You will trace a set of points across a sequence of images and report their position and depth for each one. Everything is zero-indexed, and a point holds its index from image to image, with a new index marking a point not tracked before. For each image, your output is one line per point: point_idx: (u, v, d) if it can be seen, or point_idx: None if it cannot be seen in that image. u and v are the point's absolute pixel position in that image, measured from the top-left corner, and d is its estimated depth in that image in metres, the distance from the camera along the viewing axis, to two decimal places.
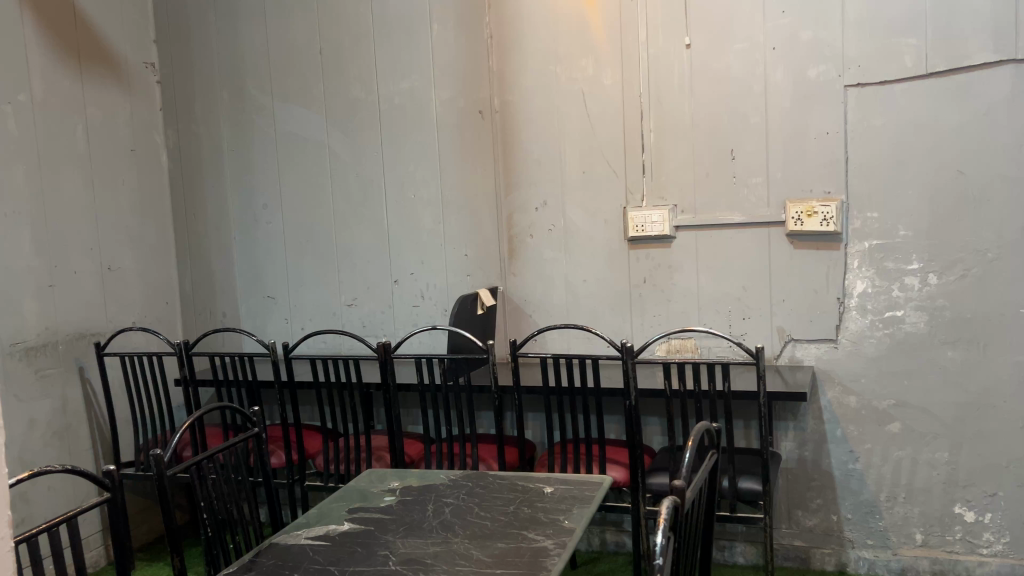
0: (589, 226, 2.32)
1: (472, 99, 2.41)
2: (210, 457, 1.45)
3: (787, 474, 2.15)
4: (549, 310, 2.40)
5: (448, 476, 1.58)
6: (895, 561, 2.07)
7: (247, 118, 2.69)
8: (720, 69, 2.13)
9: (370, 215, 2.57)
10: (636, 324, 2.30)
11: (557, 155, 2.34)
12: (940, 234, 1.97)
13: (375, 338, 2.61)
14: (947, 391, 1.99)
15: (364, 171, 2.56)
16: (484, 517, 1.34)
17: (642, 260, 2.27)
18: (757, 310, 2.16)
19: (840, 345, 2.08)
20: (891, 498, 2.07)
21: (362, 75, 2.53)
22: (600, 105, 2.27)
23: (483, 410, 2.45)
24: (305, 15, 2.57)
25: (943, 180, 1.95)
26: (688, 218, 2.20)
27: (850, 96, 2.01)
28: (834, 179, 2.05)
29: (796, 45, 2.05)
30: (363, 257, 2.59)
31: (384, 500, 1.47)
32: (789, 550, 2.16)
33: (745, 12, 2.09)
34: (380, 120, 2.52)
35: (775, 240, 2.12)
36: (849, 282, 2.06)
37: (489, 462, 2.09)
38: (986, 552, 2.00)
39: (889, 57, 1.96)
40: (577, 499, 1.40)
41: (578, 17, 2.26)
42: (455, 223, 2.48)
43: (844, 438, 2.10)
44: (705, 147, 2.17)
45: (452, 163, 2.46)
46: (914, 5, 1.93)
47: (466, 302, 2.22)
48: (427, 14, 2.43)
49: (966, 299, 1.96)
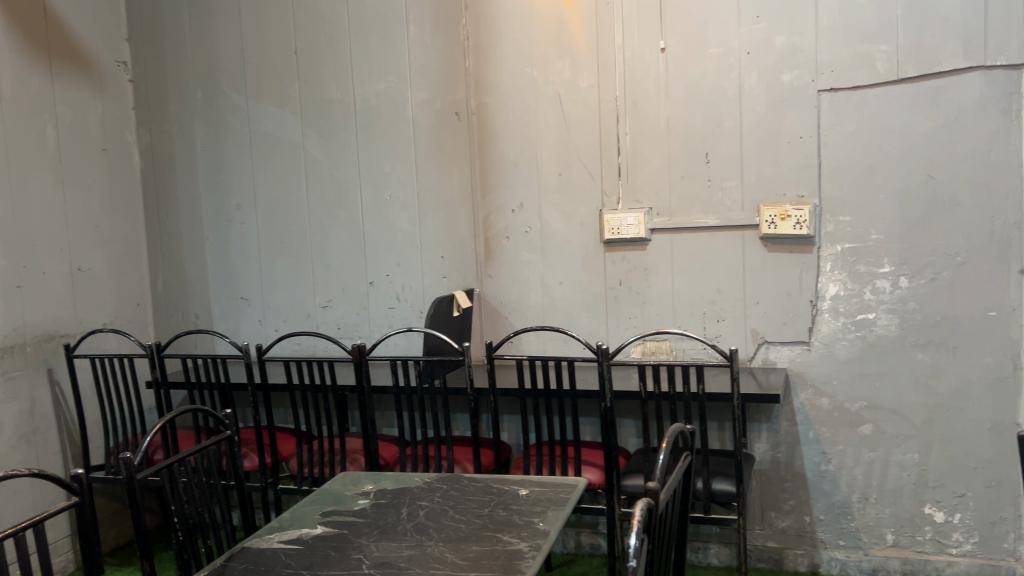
0: (565, 228, 2.33)
1: (448, 100, 2.41)
2: (181, 461, 1.43)
3: (760, 476, 2.17)
4: (525, 312, 2.40)
5: (423, 479, 1.57)
6: (866, 561, 2.09)
7: (221, 118, 2.66)
8: (696, 73, 2.14)
9: (345, 217, 2.56)
10: (611, 326, 2.31)
11: (533, 157, 2.34)
12: (910, 238, 1.99)
13: (350, 339, 2.60)
14: (918, 393, 2.02)
15: (340, 172, 2.55)
16: (459, 519, 1.34)
17: (618, 262, 2.28)
18: (731, 312, 2.18)
19: (813, 348, 2.10)
20: (863, 499, 2.09)
21: (337, 76, 2.51)
22: (576, 107, 2.27)
23: (459, 412, 2.44)
24: (280, 15, 2.55)
25: (914, 185, 1.98)
26: (664, 221, 2.21)
27: (824, 100, 2.03)
28: (807, 182, 2.07)
29: (769, 50, 2.07)
30: (338, 258, 2.58)
31: (358, 503, 1.46)
32: (762, 551, 2.17)
33: (719, 17, 2.10)
34: (356, 121, 2.51)
35: (749, 243, 2.14)
36: (822, 286, 2.08)
37: (465, 464, 2.08)
38: (956, 552, 2.02)
39: (861, 62, 1.99)
40: (551, 501, 1.40)
41: (555, 19, 2.26)
42: (431, 225, 2.47)
43: (816, 439, 2.11)
44: (680, 151, 2.18)
45: (428, 165, 2.46)
46: (886, 11, 1.95)
47: (442, 304, 2.21)
48: (403, 15, 2.42)
49: (937, 302, 1.98)
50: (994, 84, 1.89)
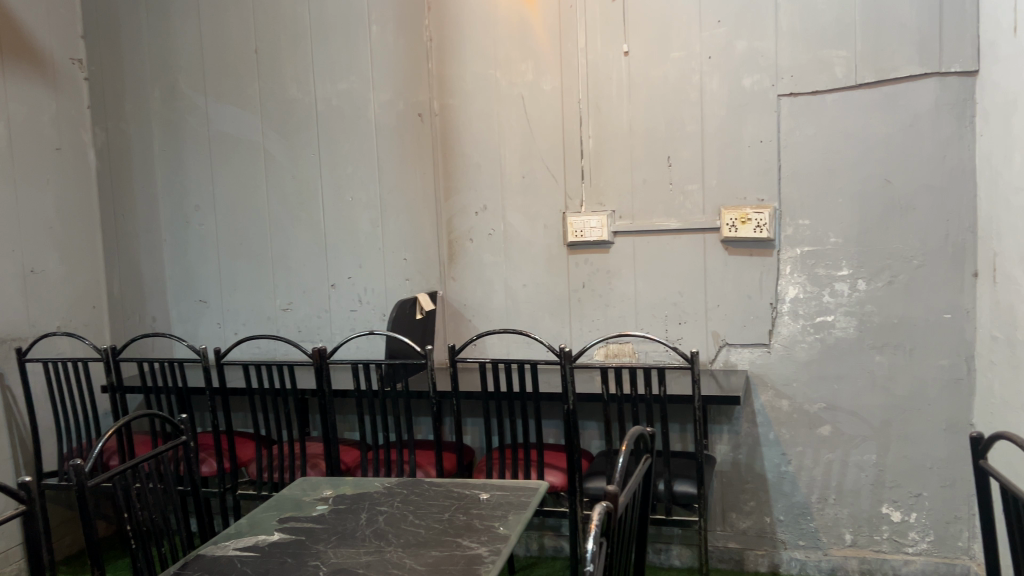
0: (528, 230, 2.32)
1: (411, 102, 2.39)
2: (136, 467, 1.39)
3: (722, 477, 2.18)
4: (488, 315, 2.39)
5: (383, 483, 1.55)
6: (826, 561, 2.11)
7: (179, 118, 2.62)
8: (658, 76, 2.15)
9: (306, 218, 2.53)
10: (575, 329, 2.31)
11: (496, 159, 2.33)
12: (868, 241, 2.02)
13: (310, 343, 2.56)
14: (875, 394, 2.04)
15: (300, 173, 2.51)
16: (419, 524, 1.32)
17: (581, 265, 2.28)
18: (693, 315, 2.19)
19: (773, 350, 2.11)
20: (822, 499, 2.11)
21: (298, 76, 2.48)
22: (539, 110, 2.27)
23: (421, 415, 2.42)
24: (240, 14, 2.51)
25: (871, 189, 2.00)
26: (627, 224, 2.22)
27: (784, 105, 2.05)
28: (767, 186, 2.09)
29: (730, 54, 2.08)
30: (299, 260, 2.55)
31: (316, 509, 1.43)
32: (723, 552, 2.18)
33: (681, 21, 2.11)
34: (317, 122, 2.48)
35: (710, 246, 2.15)
36: (782, 288, 2.10)
37: (427, 468, 2.06)
38: (912, 551, 2.05)
39: (820, 67, 2.01)
40: (512, 505, 1.39)
41: (519, 20, 2.26)
42: (394, 226, 2.45)
43: (777, 440, 2.13)
44: (643, 154, 2.19)
45: (391, 166, 2.43)
46: (845, 17, 1.97)
47: (405, 307, 2.19)
48: (365, 16, 2.39)
49: (893, 305, 2.01)
50: (948, 90, 1.92)
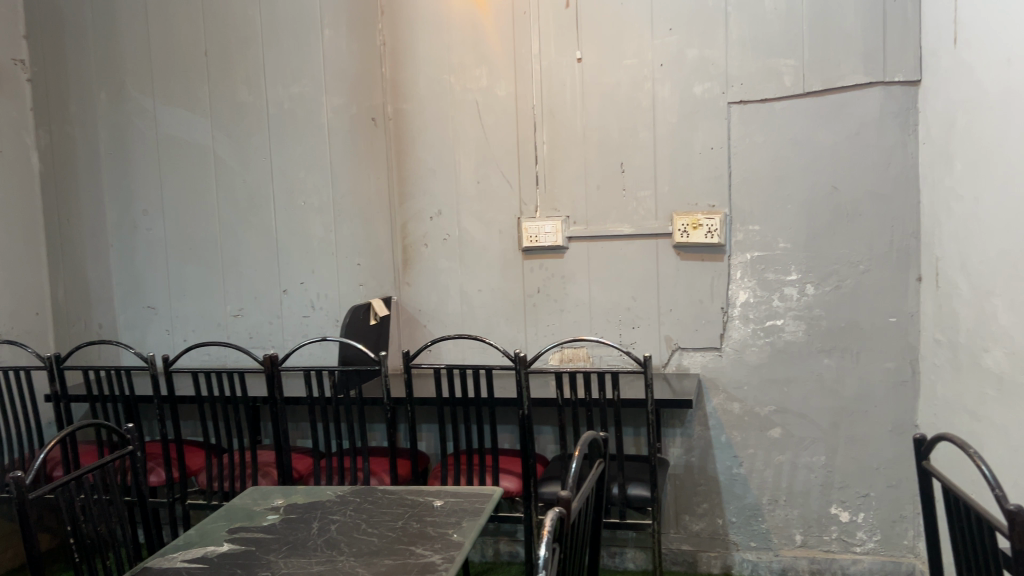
0: (483, 235, 2.32)
1: (365, 106, 2.37)
2: (80, 478, 1.35)
3: (675, 480, 2.20)
4: (443, 320, 2.38)
5: (335, 491, 1.54)
6: (776, 561, 2.14)
7: (126, 120, 2.56)
8: (611, 83, 2.17)
9: (257, 223, 2.49)
10: (530, 334, 2.31)
11: (450, 164, 2.33)
12: (815, 246, 2.05)
13: (262, 349, 2.52)
14: (824, 397, 2.08)
15: (251, 178, 2.48)
16: (371, 533, 1.31)
17: (536, 270, 2.28)
18: (646, 319, 2.20)
19: (724, 353, 2.14)
20: (772, 501, 2.14)
21: (249, 79, 2.45)
22: (494, 115, 2.27)
23: (375, 422, 2.41)
24: (189, 15, 2.47)
25: (819, 195, 2.04)
26: (581, 229, 2.23)
27: (733, 112, 2.08)
28: (718, 193, 2.12)
29: (682, 62, 2.11)
30: (250, 265, 2.51)
31: (267, 519, 1.41)
32: (677, 554, 2.20)
33: (634, 29, 2.13)
34: (269, 126, 2.45)
35: (662, 251, 2.17)
36: (732, 293, 2.13)
37: (381, 475, 2.04)
38: (860, 551, 2.09)
39: (769, 76, 2.04)
40: (466, 511, 1.38)
41: (472, 25, 2.26)
42: (347, 231, 2.43)
43: (728, 443, 2.16)
44: (597, 160, 2.20)
45: (344, 171, 2.41)
46: (792, 27, 2.01)
47: (358, 312, 2.17)
48: (317, 19, 2.37)
49: (841, 309, 2.05)
50: (892, 100, 1.97)
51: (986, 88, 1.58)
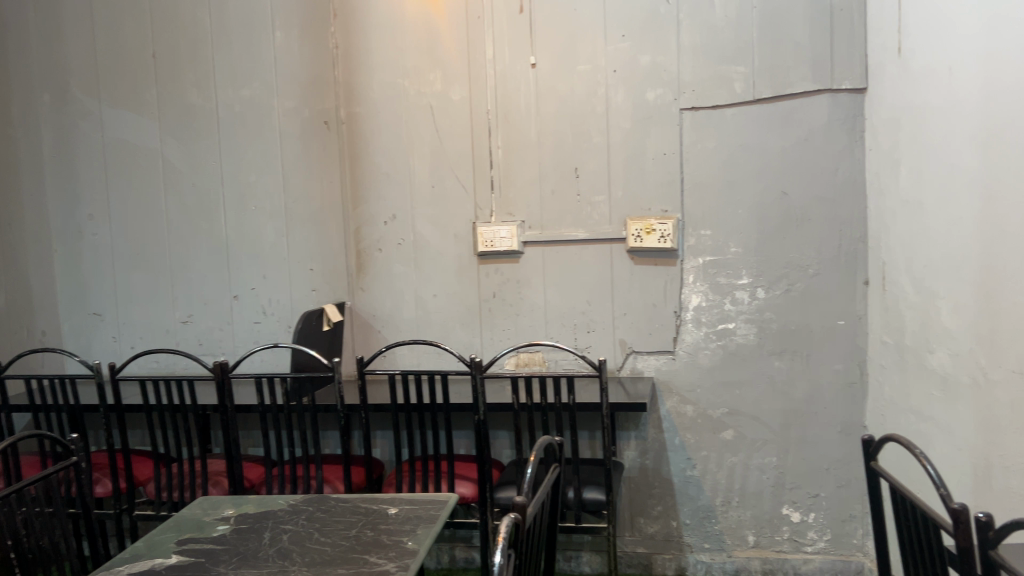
0: (438, 240, 2.31)
1: (317, 109, 2.34)
2: (22, 490, 1.30)
3: (629, 483, 2.21)
4: (397, 326, 2.36)
5: (287, 501, 1.51)
6: (729, 562, 2.16)
7: (70, 122, 2.49)
8: (565, 89, 2.17)
9: (207, 229, 2.44)
10: (485, 339, 2.30)
11: (405, 168, 2.31)
12: (766, 251, 2.08)
13: (212, 356, 2.47)
14: (775, 399, 2.11)
15: (201, 182, 2.43)
16: (325, 542, 1.29)
17: (491, 275, 2.28)
18: (601, 323, 2.21)
19: (677, 357, 2.16)
20: (726, 503, 2.16)
21: (199, 82, 2.40)
22: (448, 120, 2.26)
23: (328, 429, 2.38)
24: (136, 16, 2.41)
25: (769, 200, 2.07)
26: (536, 234, 2.23)
27: (685, 118, 2.11)
28: (671, 198, 2.14)
29: (635, 68, 2.12)
30: (200, 271, 2.46)
31: (217, 529, 1.38)
32: (632, 557, 2.21)
33: (588, 34, 2.14)
34: (219, 129, 2.40)
35: (616, 256, 2.18)
36: (685, 297, 2.15)
37: (335, 483, 2.01)
38: (811, 550, 2.12)
39: (720, 82, 2.07)
40: (421, 519, 1.37)
41: (426, 29, 2.25)
42: (299, 236, 2.40)
43: (682, 446, 2.18)
44: (551, 165, 2.21)
45: (296, 175, 2.38)
46: (742, 35, 2.04)
47: (311, 318, 2.14)
48: (268, 21, 2.34)
49: (791, 312, 2.08)
50: (840, 107, 2.01)
51: (930, 96, 1.62)
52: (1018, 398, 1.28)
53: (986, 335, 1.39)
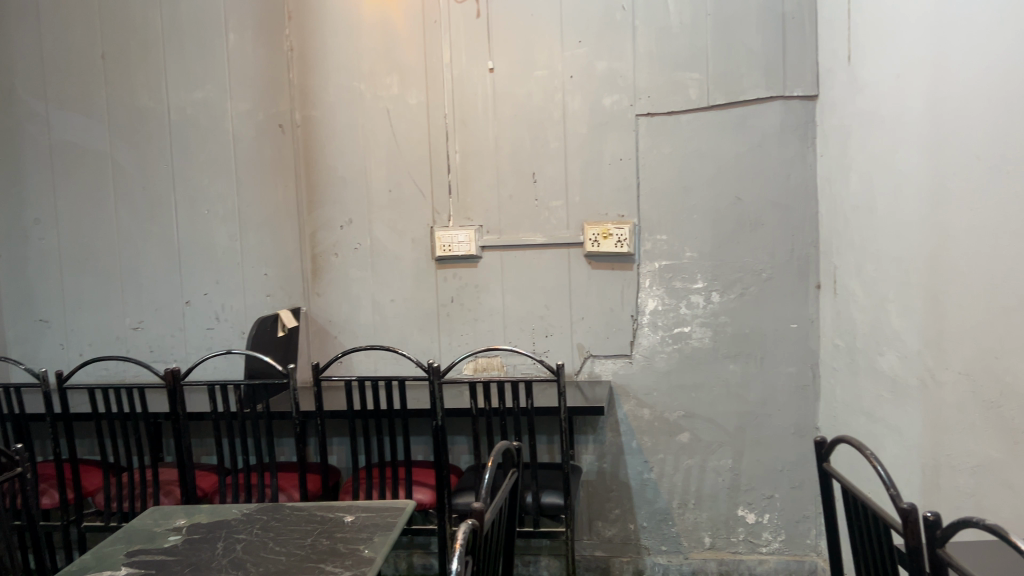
0: (396, 245, 2.29)
1: (271, 112, 2.31)
2: None
3: (588, 486, 2.22)
4: (354, 331, 2.33)
5: (241, 510, 1.48)
6: (686, 564, 2.18)
7: (16, 124, 2.42)
8: (523, 94, 2.18)
9: (158, 233, 2.39)
10: (444, 344, 2.29)
11: (361, 172, 2.30)
12: (720, 255, 2.11)
13: (164, 363, 2.42)
14: (730, 402, 2.13)
15: (152, 185, 2.38)
16: (279, 552, 1.27)
17: (449, 279, 2.27)
18: (559, 327, 2.22)
19: (634, 361, 2.17)
20: (682, 505, 2.18)
21: (150, 84, 2.35)
22: (406, 124, 2.25)
23: (283, 436, 2.34)
24: (84, 16, 2.35)
25: (723, 206, 2.10)
26: (494, 238, 2.23)
27: (641, 124, 2.12)
28: (627, 203, 2.15)
29: (591, 74, 2.13)
30: (150, 276, 2.40)
31: (169, 540, 1.35)
32: (590, 561, 2.22)
33: (544, 39, 2.15)
34: (170, 132, 2.36)
35: (574, 260, 2.19)
36: (641, 301, 2.16)
37: (290, 492, 1.98)
38: (766, 551, 2.15)
39: (675, 89, 2.09)
40: (378, 526, 1.35)
41: (383, 33, 2.24)
42: (253, 240, 2.36)
43: (639, 449, 2.19)
44: (509, 170, 2.21)
45: (250, 179, 2.34)
46: (696, 42, 2.06)
47: (265, 324, 2.10)
48: (221, 23, 2.30)
49: (745, 316, 2.11)
50: (792, 113, 2.04)
51: (880, 105, 1.65)
52: (965, 399, 1.32)
53: (934, 337, 1.43)
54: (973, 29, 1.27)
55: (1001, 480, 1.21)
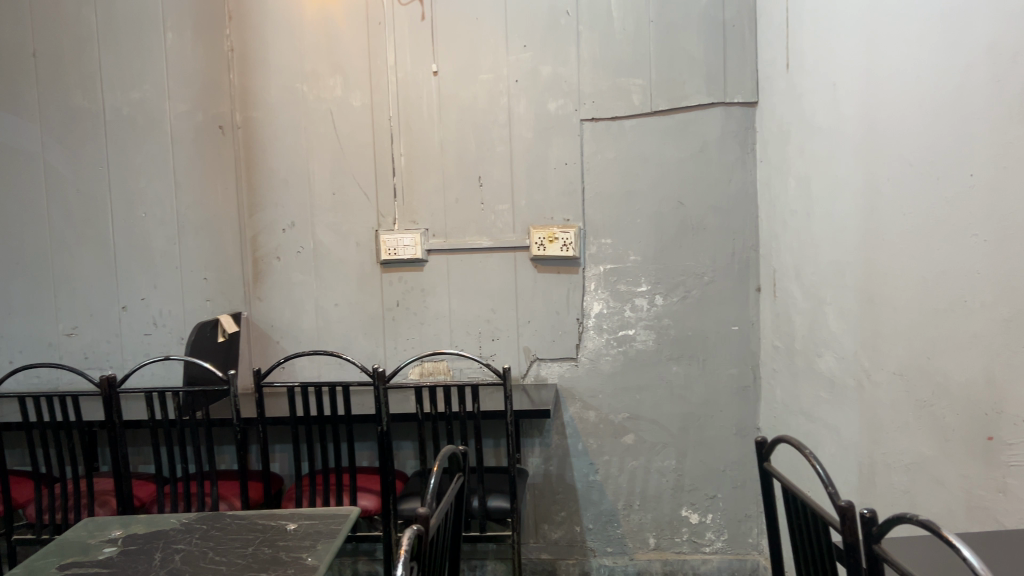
0: (340, 248, 2.27)
1: (211, 113, 2.26)
2: None
3: (534, 489, 2.22)
4: (297, 336, 2.30)
5: (180, 519, 1.45)
6: (632, 565, 2.19)
7: None
8: (467, 97, 2.17)
9: (93, 237, 2.29)
10: (389, 348, 2.27)
11: (304, 174, 2.26)
12: (663, 259, 2.13)
13: (98, 371, 2.33)
14: (674, 403, 2.16)
15: (86, 188, 2.28)
16: (219, 561, 1.24)
17: (394, 283, 2.25)
18: (505, 331, 2.22)
19: (580, 363, 2.18)
20: (627, 506, 2.20)
21: (84, 83, 2.25)
22: (349, 126, 2.23)
23: (224, 444, 2.29)
24: (12, 12, 2.23)
25: (666, 210, 2.12)
26: (439, 242, 2.22)
27: (586, 129, 2.14)
28: (572, 207, 2.16)
29: (536, 79, 2.14)
30: (85, 281, 2.30)
31: (103, 552, 1.31)
32: (536, 563, 2.22)
33: (489, 44, 2.15)
34: (106, 133, 2.26)
35: (520, 264, 2.19)
36: (587, 304, 2.17)
37: (231, 500, 1.94)
38: (709, 550, 2.18)
39: (618, 94, 2.11)
40: (321, 534, 1.33)
41: (326, 34, 2.21)
42: (192, 245, 2.29)
43: (585, 451, 2.20)
44: (453, 173, 2.20)
45: (189, 181, 2.27)
46: (639, 48, 2.09)
47: (205, 329, 2.05)
48: (159, 22, 2.23)
49: (688, 319, 2.14)
50: (732, 120, 2.08)
51: (817, 112, 1.69)
52: (899, 398, 1.35)
53: (869, 339, 1.46)
54: (904, 36, 1.31)
55: (933, 477, 1.25)
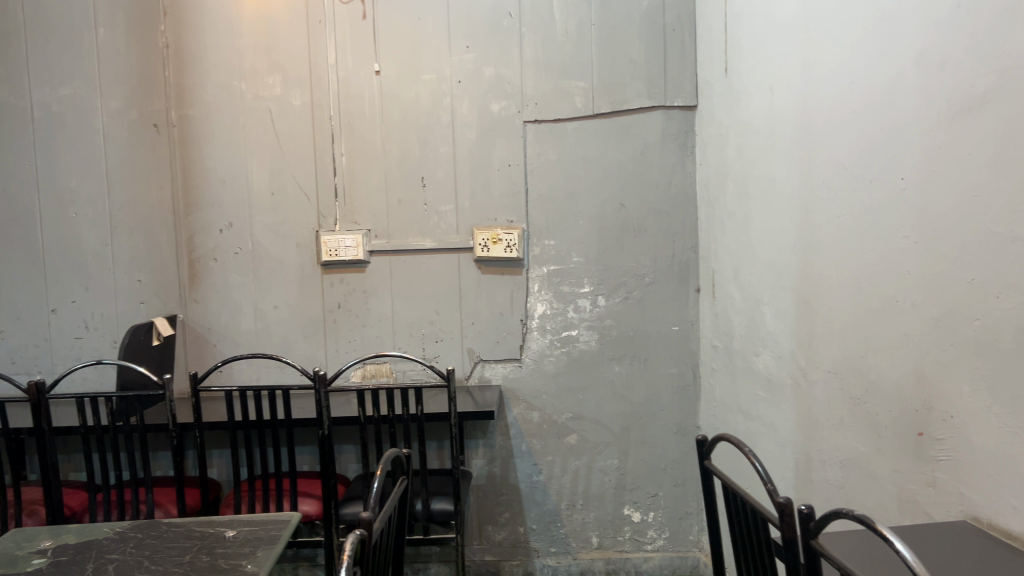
0: (280, 249, 2.23)
1: (145, 111, 2.20)
2: None
3: (477, 491, 2.21)
4: (235, 339, 2.25)
5: (113, 528, 1.40)
6: (575, 564, 2.20)
7: None
8: (409, 98, 2.16)
9: (19, 237, 2.21)
10: (330, 350, 2.25)
11: (242, 173, 2.22)
12: (606, 260, 2.15)
13: (26, 376, 2.25)
14: (616, 403, 2.18)
15: (12, 187, 2.20)
16: (155, 570, 1.21)
17: (335, 285, 2.22)
18: (448, 333, 2.21)
19: (523, 364, 2.19)
20: (570, 506, 2.21)
21: (10, 78, 2.17)
22: (289, 125, 2.20)
23: (159, 450, 2.24)
24: None
25: (607, 212, 2.14)
26: (382, 243, 2.20)
27: (529, 130, 2.14)
28: (516, 208, 2.17)
29: (479, 80, 2.14)
30: (10, 283, 2.22)
31: (32, 564, 1.26)
32: (480, 565, 2.22)
33: (431, 44, 2.14)
34: (32, 130, 2.19)
35: (463, 265, 2.19)
36: (531, 305, 2.18)
37: (167, 507, 1.89)
38: (650, 548, 2.20)
39: (561, 96, 2.12)
40: (261, 540, 1.31)
41: (265, 31, 2.17)
42: (126, 245, 2.23)
43: (528, 451, 2.20)
44: (396, 173, 2.19)
45: (122, 180, 2.21)
46: (581, 51, 2.10)
47: (139, 333, 2.00)
48: (90, 16, 2.16)
49: (629, 319, 2.16)
50: (672, 123, 2.11)
51: (755, 116, 1.72)
52: (834, 396, 1.38)
53: (806, 338, 1.50)
54: (839, 43, 1.34)
55: (867, 472, 1.28)
